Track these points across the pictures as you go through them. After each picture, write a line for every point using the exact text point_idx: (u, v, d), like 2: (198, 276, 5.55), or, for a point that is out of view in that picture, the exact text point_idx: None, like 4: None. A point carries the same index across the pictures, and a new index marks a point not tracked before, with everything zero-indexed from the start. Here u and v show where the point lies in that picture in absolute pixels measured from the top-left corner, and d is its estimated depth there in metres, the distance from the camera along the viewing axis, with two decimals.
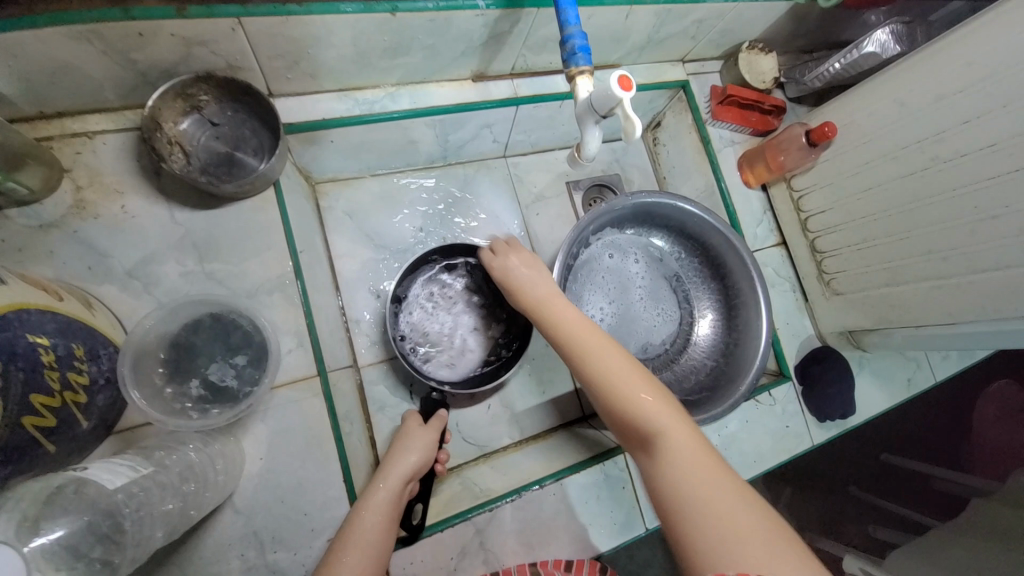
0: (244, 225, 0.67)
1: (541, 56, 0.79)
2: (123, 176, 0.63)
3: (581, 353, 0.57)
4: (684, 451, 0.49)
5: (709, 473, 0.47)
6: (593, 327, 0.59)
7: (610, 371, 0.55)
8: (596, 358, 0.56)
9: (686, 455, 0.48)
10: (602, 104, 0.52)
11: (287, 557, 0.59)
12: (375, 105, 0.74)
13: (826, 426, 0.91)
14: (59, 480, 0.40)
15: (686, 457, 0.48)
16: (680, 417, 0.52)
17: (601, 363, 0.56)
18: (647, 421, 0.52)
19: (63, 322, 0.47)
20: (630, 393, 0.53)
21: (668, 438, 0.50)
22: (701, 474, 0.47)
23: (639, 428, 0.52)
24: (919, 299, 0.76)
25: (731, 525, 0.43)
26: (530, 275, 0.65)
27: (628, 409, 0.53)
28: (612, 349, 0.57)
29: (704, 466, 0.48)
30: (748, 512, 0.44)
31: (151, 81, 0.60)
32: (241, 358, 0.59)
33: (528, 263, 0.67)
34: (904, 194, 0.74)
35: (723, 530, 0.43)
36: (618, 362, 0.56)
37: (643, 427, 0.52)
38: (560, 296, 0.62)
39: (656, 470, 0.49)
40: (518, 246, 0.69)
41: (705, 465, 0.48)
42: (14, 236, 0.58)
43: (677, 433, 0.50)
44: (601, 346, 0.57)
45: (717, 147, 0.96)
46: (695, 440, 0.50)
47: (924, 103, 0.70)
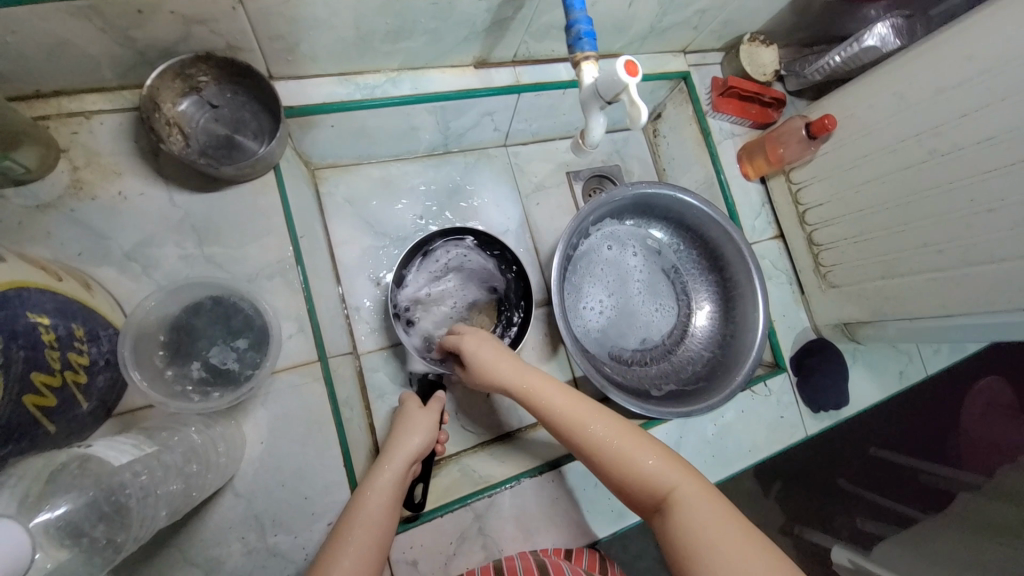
0: (243, 209, 0.66)
1: (544, 44, 0.79)
2: (121, 157, 0.62)
3: (569, 429, 0.56)
4: (692, 504, 0.49)
5: (719, 522, 0.48)
6: (572, 394, 0.58)
7: (603, 441, 0.54)
8: (585, 431, 0.55)
9: (696, 507, 0.49)
10: (608, 89, 0.52)
11: (287, 540, 0.59)
12: (376, 90, 0.74)
13: (819, 417, 0.92)
14: (64, 457, 0.40)
15: (698, 510, 0.49)
16: (679, 468, 0.53)
17: (592, 434, 0.55)
18: (652, 481, 0.52)
19: (61, 302, 0.47)
20: (628, 456, 0.53)
21: (677, 495, 0.50)
22: (713, 524, 0.48)
23: (646, 490, 0.52)
24: (915, 292, 0.77)
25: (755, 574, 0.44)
26: (494, 351, 0.62)
27: (632, 473, 0.53)
28: (596, 415, 0.56)
29: (713, 513, 0.49)
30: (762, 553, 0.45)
31: (149, 61, 0.59)
32: (243, 342, 0.59)
33: (484, 342, 0.63)
34: (902, 187, 0.74)
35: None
36: (606, 429, 0.55)
37: (650, 488, 0.52)
38: (533, 369, 0.60)
39: (672, 533, 0.49)
40: (475, 328, 0.66)
41: (714, 513, 0.48)
42: (10, 216, 0.57)
43: (683, 484, 0.51)
44: (585, 417, 0.56)
45: (717, 139, 0.97)
46: (698, 486, 0.51)
47: (923, 96, 0.70)
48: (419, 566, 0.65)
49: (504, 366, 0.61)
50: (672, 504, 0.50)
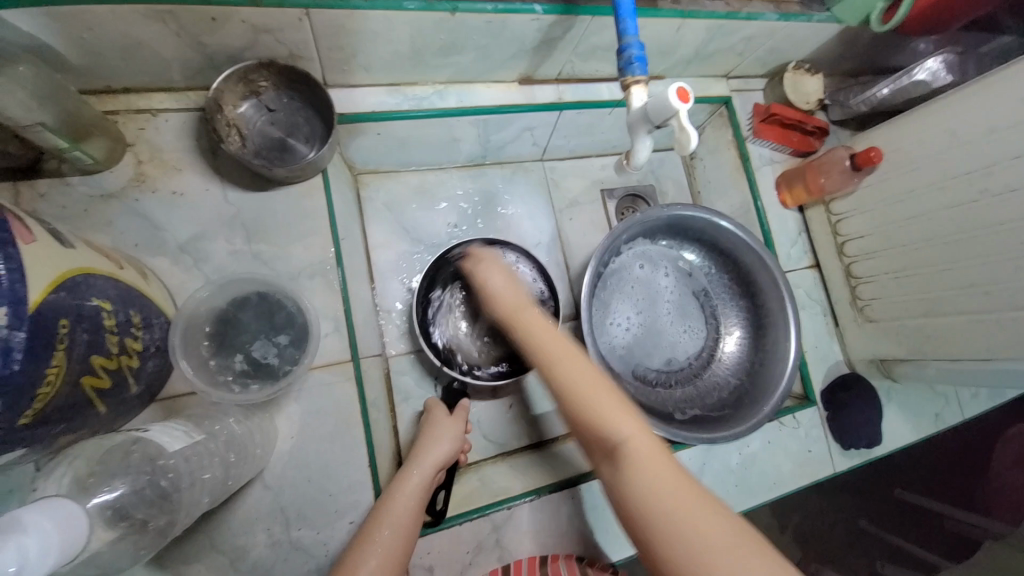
0: (291, 209, 0.69)
1: (589, 63, 0.80)
2: (182, 153, 0.65)
3: (545, 368, 0.53)
4: (651, 463, 0.45)
5: (676, 486, 0.44)
6: (556, 334, 0.55)
7: (574, 386, 0.51)
8: (558, 371, 0.52)
9: (651, 468, 0.45)
10: (657, 114, 0.53)
11: (310, 535, 0.60)
12: (423, 101, 0.76)
13: (849, 454, 0.89)
14: (120, 438, 0.42)
15: (654, 471, 0.45)
16: (646, 429, 0.48)
17: (563, 374, 0.52)
18: (612, 434, 0.48)
19: (122, 289, 0.49)
20: (598, 407, 0.49)
21: (636, 452, 0.46)
22: (666, 488, 0.44)
23: (604, 441, 0.48)
24: (958, 333, 0.74)
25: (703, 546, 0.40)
26: (503, 283, 0.62)
27: (599, 425, 0.48)
28: (576, 360, 0.52)
29: (671, 479, 0.44)
30: (720, 529, 0.41)
31: (216, 65, 0.63)
32: (283, 338, 0.61)
33: (494, 269, 0.64)
34: (948, 225, 0.72)
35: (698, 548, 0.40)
36: (581, 373, 0.51)
37: (607, 440, 0.48)
38: (529, 303, 0.58)
39: (622, 487, 0.45)
40: (494, 257, 0.67)
41: (670, 476, 0.44)
42: (77, 204, 0.61)
43: (643, 444, 0.47)
44: (562, 355, 0.53)
45: (755, 165, 0.96)
46: (659, 450, 0.46)
47: (974, 134, 0.68)
48: (435, 573, 0.65)
49: (507, 291, 0.60)
50: (628, 458, 0.46)
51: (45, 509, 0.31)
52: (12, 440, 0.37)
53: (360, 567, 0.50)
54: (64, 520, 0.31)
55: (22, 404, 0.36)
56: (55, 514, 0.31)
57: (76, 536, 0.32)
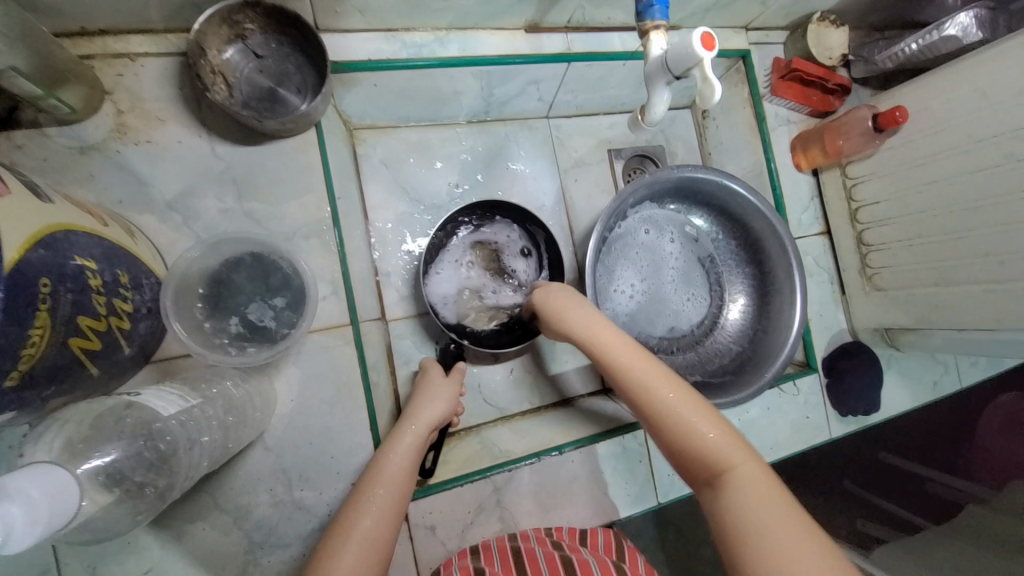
0: (284, 166, 0.65)
1: (601, 10, 0.74)
2: (165, 102, 0.61)
3: (637, 389, 0.54)
4: (756, 486, 0.47)
5: (784, 511, 0.45)
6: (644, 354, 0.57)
7: (674, 408, 0.53)
8: (654, 391, 0.54)
9: (757, 492, 0.47)
10: (678, 63, 0.49)
11: (312, 495, 0.60)
12: (423, 49, 0.71)
13: (845, 421, 0.90)
14: (109, 404, 0.41)
15: (759, 495, 0.47)
16: (746, 451, 0.50)
17: (662, 394, 0.53)
18: (716, 459, 0.50)
19: (108, 247, 0.47)
20: (691, 426, 0.52)
21: (739, 476, 0.48)
22: (778, 513, 0.45)
23: (705, 461, 0.51)
24: (968, 302, 0.73)
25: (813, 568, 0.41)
26: (575, 302, 0.62)
27: (690, 441, 0.51)
28: (675, 383, 0.54)
29: (777, 502, 0.46)
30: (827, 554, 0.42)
31: (197, 4, 0.57)
32: (279, 300, 0.59)
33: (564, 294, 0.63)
34: (969, 191, 0.70)
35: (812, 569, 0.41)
36: (679, 391, 0.54)
37: (713, 463, 0.50)
38: (613, 326, 0.59)
39: (725, 511, 0.47)
40: (566, 290, 0.64)
41: (778, 501, 0.46)
42: (57, 156, 0.57)
43: (745, 467, 0.49)
44: (656, 376, 0.54)
45: (771, 125, 0.92)
46: (764, 474, 0.49)
47: (1008, 94, 0.64)
48: (437, 532, 0.67)
49: (580, 315, 0.60)
50: (733, 482, 0.48)
51: (26, 475, 0.30)
52: None
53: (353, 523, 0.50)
54: (53, 484, 0.30)
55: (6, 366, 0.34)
56: (44, 480, 0.30)
57: (70, 498, 0.31)
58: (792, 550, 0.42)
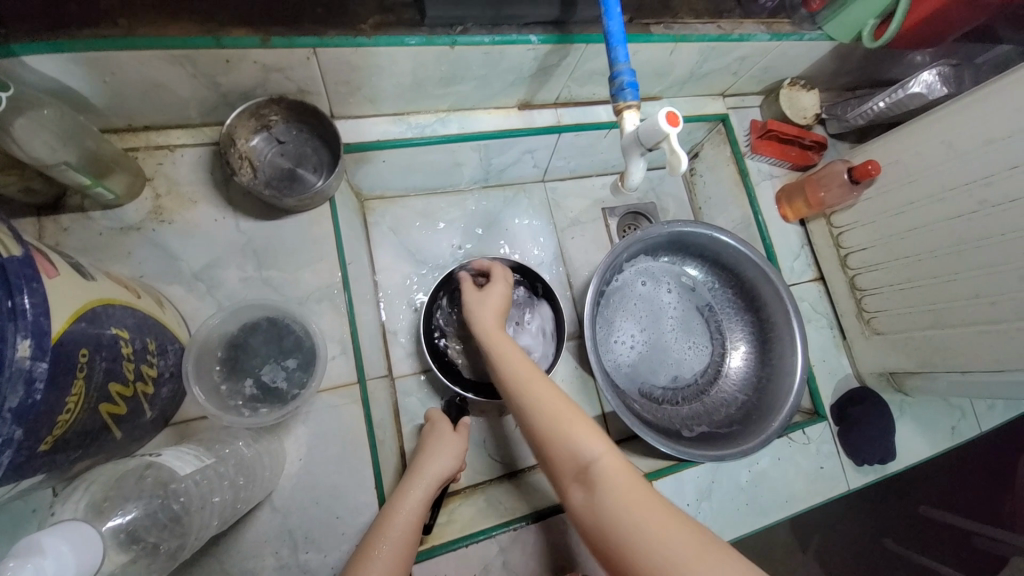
0: (300, 236, 0.72)
1: (586, 88, 0.82)
2: (197, 185, 0.69)
3: (518, 400, 0.58)
4: (622, 482, 0.49)
5: (645, 502, 0.48)
6: (524, 361, 0.61)
7: (546, 416, 0.55)
8: (530, 401, 0.57)
9: (619, 488, 0.49)
10: (649, 137, 0.55)
11: (317, 558, 0.60)
12: (426, 129, 0.79)
13: (862, 470, 0.87)
14: (132, 464, 0.44)
15: (623, 492, 0.49)
16: (610, 448, 0.53)
17: (536, 400, 0.57)
18: (581, 458, 0.52)
19: (139, 317, 0.51)
20: (560, 428, 0.54)
21: (604, 472, 0.50)
22: (640, 508, 0.47)
23: (571, 461, 0.53)
24: (967, 344, 0.73)
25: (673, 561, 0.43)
26: (488, 308, 0.69)
27: (563, 446, 0.53)
28: (546, 386, 0.58)
29: (639, 497, 0.48)
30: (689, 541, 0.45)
31: (230, 102, 0.66)
32: (292, 361, 0.63)
33: (483, 309, 0.69)
34: (949, 236, 0.72)
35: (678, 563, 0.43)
36: (552, 400, 0.56)
37: (576, 461, 0.52)
38: (506, 344, 0.64)
39: (598, 512, 0.48)
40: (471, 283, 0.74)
41: (642, 497, 0.48)
42: (98, 236, 0.64)
43: (606, 462, 0.51)
44: (535, 384, 0.58)
45: (755, 180, 0.97)
46: (624, 469, 0.51)
47: (972, 145, 0.68)
48: None
49: (481, 327, 0.67)
50: (598, 479, 0.50)
51: (58, 533, 0.32)
52: (32, 465, 0.38)
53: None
54: (80, 542, 0.33)
55: (43, 431, 0.38)
56: (74, 537, 0.32)
57: (95, 553, 0.33)
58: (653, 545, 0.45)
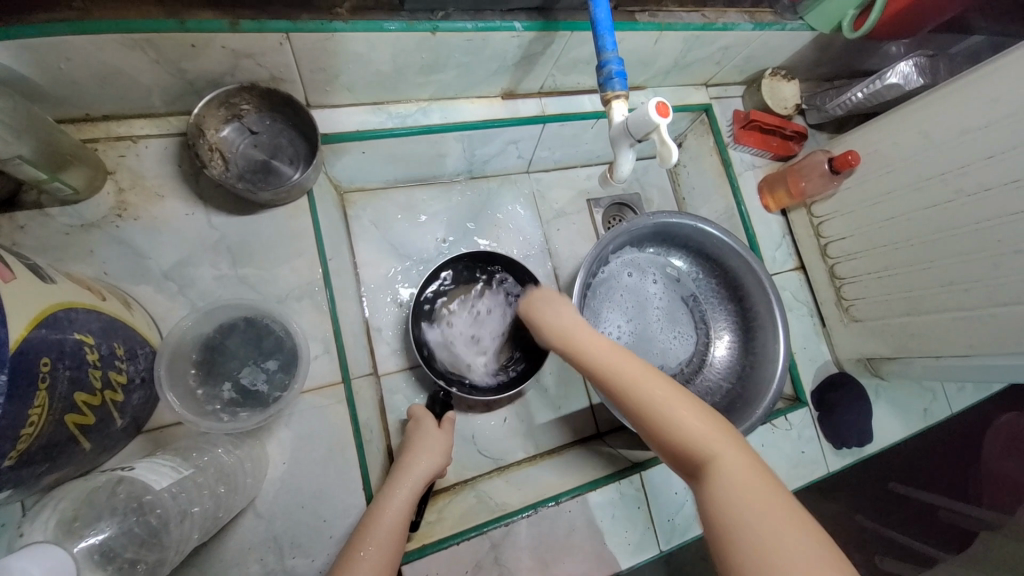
0: (277, 231, 0.69)
1: (571, 77, 0.81)
2: (164, 179, 0.65)
3: (620, 386, 0.57)
4: (740, 475, 0.48)
5: (772, 501, 0.46)
6: (623, 352, 0.61)
7: (653, 407, 0.55)
8: (636, 392, 0.57)
9: (743, 481, 0.48)
10: (638, 128, 0.54)
11: (305, 563, 0.59)
12: (407, 118, 0.76)
13: (841, 453, 0.90)
14: (101, 480, 0.41)
15: (749, 486, 0.47)
16: (731, 443, 0.51)
17: (649, 391, 0.56)
18: (700, 451, 0.51)
19: (105, 321, 0.48)
20: (671, 417, 0.54)
21: (724, 463, 0.50)
22: (764, 504, 0.46)
23: (688, 452, 0.52)
24: (941, 330, 0.76)
25: (797, 558, 0.42)
26: (556, 309, 0.69)
27: (672, 435, 0.53)
28: (649, 376, 0.57)
29: (759, 492, 0.47)
30: (818, 548, 0.43)
31: (197, 90, 0.62)
32: (272, 363, 0.60)
33: (564, 306, 0.69)
34: (926, 225, 0.74)
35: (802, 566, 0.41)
36: (664, 389, 0.56)
37: (697, 455, 0.52)
38: (607, 337, 0.63)
39: (716, 502, 0.48)
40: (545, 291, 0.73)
41: (764, 492, 0.47)
42: (56, 234, 0.60)
43: (723, 453, 0.50)
44: (644, 372, 0.58)
45: (738, 170, 0.98)
46: (746, 462, 0.50)
47: (948, 136, 0.70)
48: None
49: (573, 322, 0.66)
50: (716, 470, 0.49)
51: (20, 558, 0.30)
52: None
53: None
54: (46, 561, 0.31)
55: (5, 448, 0.35)
56: (42, 561, 0.30)
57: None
58: (775, 539, 0.43)
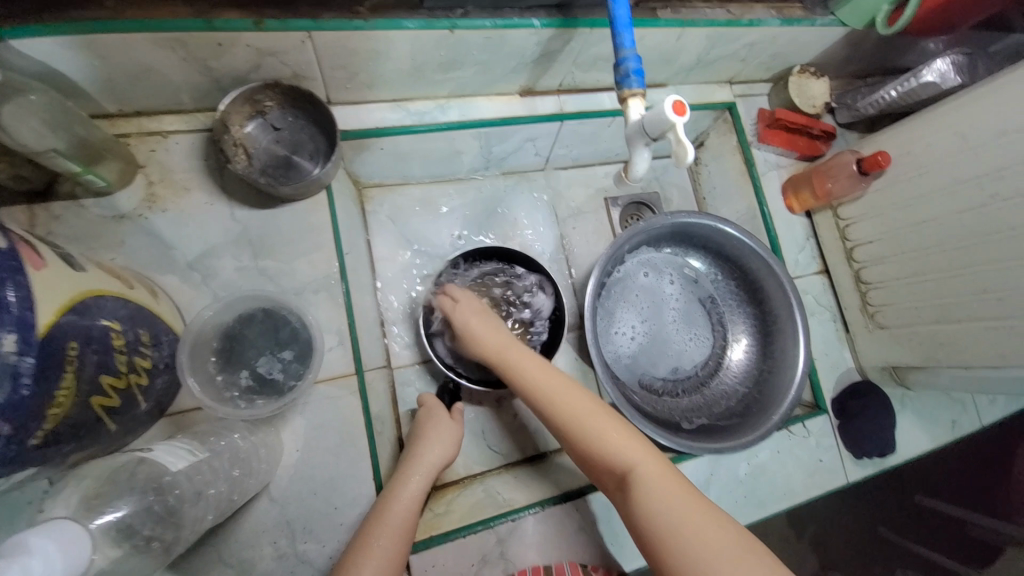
0: (296, 225, 0.70)
1: (590, 74, 0.80)
2: (191, 173, 0.67)
3: (541, 402, 0.60)
4: (657, 479, 0.52)
5: (680, 501, 0.50)
6: (543, 367, 0.62)
7: (570, 420, 0.58)
8: (556, 408, 0.59)
9: (656, 484, 0.51)
10: (654, 126, 0.53)
11: (315, 548, 0.61)
12: (425, 115, 0.77)
13: (862, 463, 0.87)
14: (124, 459, 0.43)
15: (659, 487, 0.51)
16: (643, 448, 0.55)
17: (562, 411, 0.58)
18: (618, 463, 0.54)
19: (132, 308, 0.50)
20: (594, 434, 0.56)
21: (641, 472, 0.53)
22: (677, 505, 0.49)
23: (610, 464, 0.55)
24: (972, 341, 0.72)
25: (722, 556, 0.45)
26: (478, 318, 0.69)
27: (597, 448, 0.56)
28: (570, 394, 0.60)
29: (673, 493, 0.50)
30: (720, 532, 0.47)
31: (223, 87, 0.64)
32: (288, 353, 0.62)
33: (474, 308, 0.70)
34: (959, 230, 0.71)
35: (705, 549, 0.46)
36: (576, 404, 0.58)
37: (617, 466, 0.54)
38: (518, 346, 0.65)
39: (633, 507, 0.51)
40: (467, 297, 0.71)
41: (676, 489, 0.51)
42: (91, 224, 0.62)
43: (641, 463, 0.53)
44: (562, 395, 0.59)
45: (761, 170, 0.95)
46: (660, 465, 0.53)
47: (985, 138, 0.67)
48: None
49: (490, 336, 0.66)
50: (635, 478, 0.52)
51: (53, 533, 0.31)
52: (23, 460, 0.38)
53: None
54: (73, 556, 0.31)
55: (33, 426, 0.37)
56: (58, 535, 0.31)
57: (84, 545, 0.32)
58: (691, 534, 0.47)
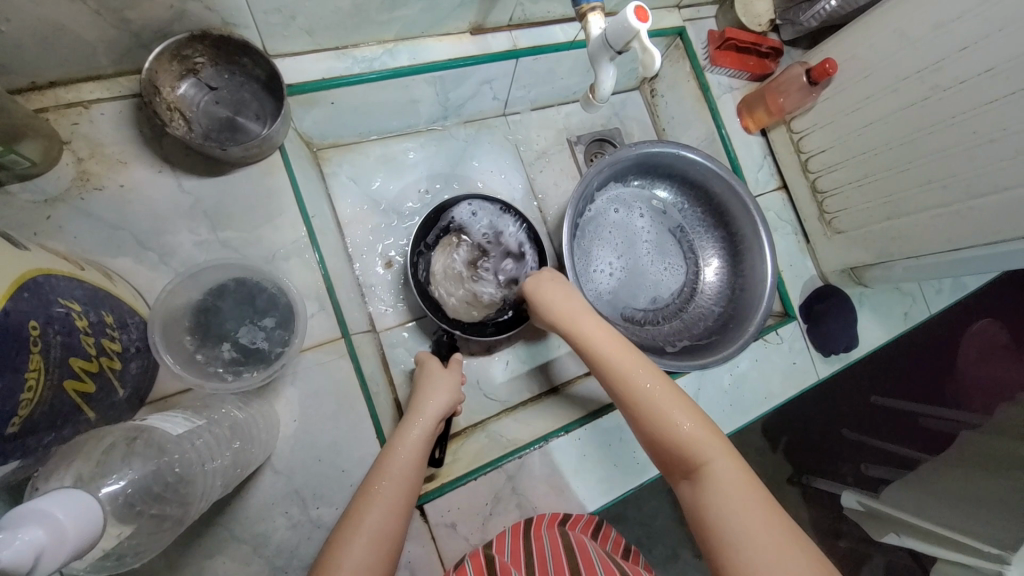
0: (253, 191, 0.66)
1: (540, 5, 0.77)
2: (124, 145, 0.61)
3: (619, 375, 0.58)
4: (729, 480, 0.51)
5: (756, 508, 0.48)
6: (629, 351, 0.59)
7: (648, 405, 0.55)
8: (635, 388, 0.57)
9: (730, 486, 0.50)
10: (618, 37, 0.52)
11: (329, 511, 0.60)
12: (374, 62, 0.73)
13: (830, 360, 0.94)
14: (116, 436, 0.41)
15: (733, 492, 0.50)
16: (718, 443, 0.53)
17: (637, 391, 0.56)
18: (692, 455, 0.53)
19: (89, 290, 0.46)
20: (669, 419, 0.54)
21: (715, 472, 0.51)
22: (746, 504, 0.49)
23: (681, 456, 0.54)
24: (920, 230, 0.78)
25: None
26: (558, 291, 0.65)
27: (672, 438, 0.54)
28: (656, 376, 0.57)
29: (749, 499, 0.49)
30: (796, 550, 0.45)
31: (145, 43, 0.58)
32: (269, 320, 0.59)
33: (554, 284, 0.66)
34: (902, 125, 0.75)
35: (773, 561, 0.45)
36: (658, 390, 0.56)
37: (685, 456, 0.53)
38: (602, 325, 0.61)
39: (702, 504, 0.51)
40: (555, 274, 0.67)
41: (749, 494, 0.49)
42: (21, 211, 0.56)
43: (719, 462, 0.52)
44: (641, 376, 0.57)
45: (716, 94, 0.96)
46: (736, 466, 0.52)
47: (922, 32, 0.70)
48: (458, 528, 0.67)
49: (569, 311, 0.63)
50: (709, 477, 0.51)
51: (67, 501, 0.30)
52: (3, 451, 0.35)
53: (361, 518, 0.50)
54: (84, 530, 0.30)
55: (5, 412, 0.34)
56: (68, 504, 0.30)
57: (97, 509, 0.31)
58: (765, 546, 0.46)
